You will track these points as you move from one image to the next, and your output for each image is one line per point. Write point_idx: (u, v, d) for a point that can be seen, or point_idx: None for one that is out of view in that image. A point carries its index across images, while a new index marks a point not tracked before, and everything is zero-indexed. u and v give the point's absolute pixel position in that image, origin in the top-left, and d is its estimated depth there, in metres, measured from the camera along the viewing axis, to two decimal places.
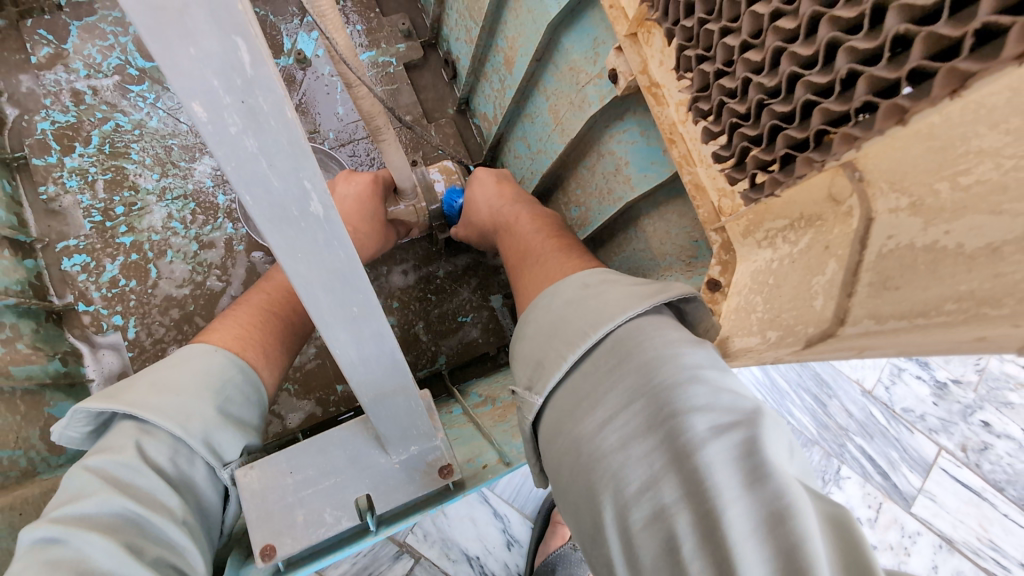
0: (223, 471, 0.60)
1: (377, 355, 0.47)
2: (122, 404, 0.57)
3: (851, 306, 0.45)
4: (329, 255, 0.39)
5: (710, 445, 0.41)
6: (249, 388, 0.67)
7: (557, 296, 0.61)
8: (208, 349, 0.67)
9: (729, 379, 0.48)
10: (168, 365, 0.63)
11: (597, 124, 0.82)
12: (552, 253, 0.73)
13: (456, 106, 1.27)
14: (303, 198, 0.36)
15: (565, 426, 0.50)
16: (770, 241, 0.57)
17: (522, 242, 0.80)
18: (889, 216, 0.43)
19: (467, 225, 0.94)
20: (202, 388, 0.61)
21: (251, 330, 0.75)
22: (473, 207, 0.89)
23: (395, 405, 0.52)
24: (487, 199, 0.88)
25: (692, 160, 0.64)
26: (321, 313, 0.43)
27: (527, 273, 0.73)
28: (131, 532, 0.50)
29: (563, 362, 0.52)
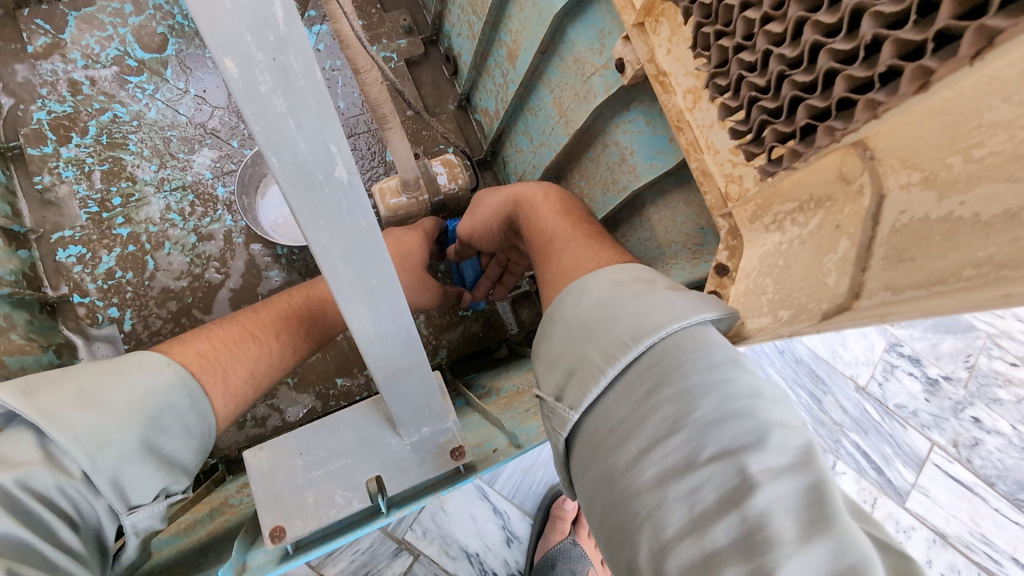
0: (126, 517, 0.54)
1: (394, 330, 0.47)
2: (35, 411, 0.50)
3: (865, 280, 0.45)
4: (350, 222, 0.39)
5: (766, 491, 0.39)
6: (188, 415, 0.62)
7: (587, 292, 0.59)
8: (159, 362, 0.62)
9: (780, 408, 0.45)
10: (112, 374, 0.57)
11: (602, 115, 0.83)
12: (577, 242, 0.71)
13: (457, 101, 1.27)
14: (328, 162, 0.36)
15: (600, 452, 0.49)
16: (779, 225, 0.58)
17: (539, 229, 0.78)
18: (901, 191, 0.44)
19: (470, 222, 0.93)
20: (136, 413, 0.56)
21: (217, 349, 0.71)
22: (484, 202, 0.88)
23: (409, 383, 0.52)
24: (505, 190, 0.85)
25: (699, 146, 0.65)
26: (340, 285, 0.42)
27: (551, 259, 0.72)
28: (12, 560, 0.44)
29: (599, 379, 0.51)
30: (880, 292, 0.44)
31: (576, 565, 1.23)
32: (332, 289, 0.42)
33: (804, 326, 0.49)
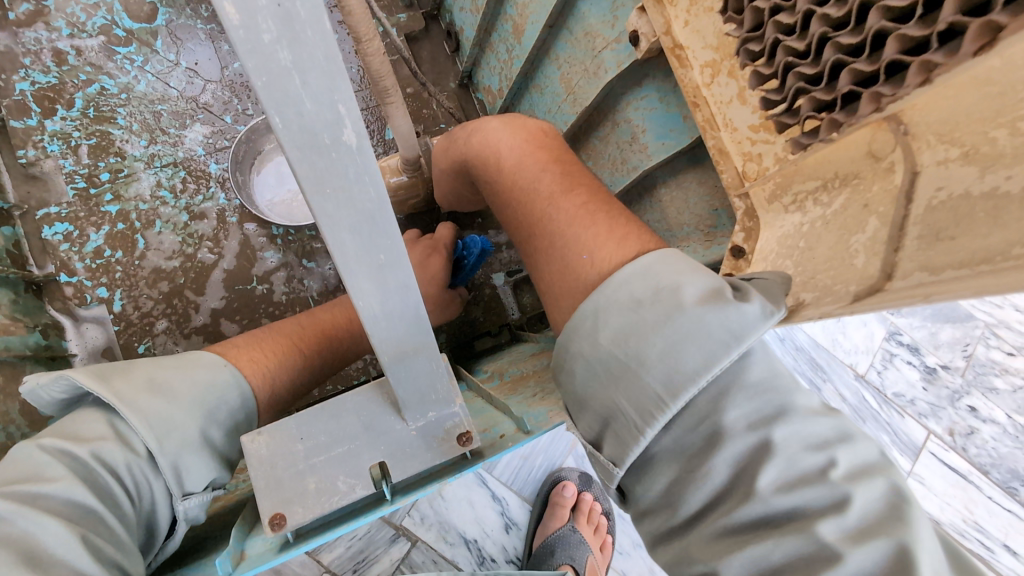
0: (180, 503, 0.52)
1: (402, 309, 0.45)
2: (111, 394, 0.52)
3: (898, 260, 0.43)
4: (359, 191, 0.37)
5: (846, 561, 0.38)
6: (240, 414, 0.63)
7: (609, 295, 0.53)
8: (216, 363, 0.64)
9: (852, 457, 0.44)
10: (178, 371, 0.59)
11: (613, 92, 0.80)
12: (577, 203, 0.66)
13: (458, 79, 1.24)
14: (336, 124, 0.33)
15: (662, 511, 0.48)
16: (800, 205, 0.56)
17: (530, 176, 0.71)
18: (938, 167, 0.42)
19: (448, 165, 0.86)
20: (198, 406, 0.57)
21: (269, 356, 0.73)
22: (471, 138, 0.79)
23: (416, 365, 0.49)
24: (498, 129, 0.77)
25: (716, 124, 0.62)
26: (346, 261, 0.40)
27: (552, 257, 0.64)
28: (89, 526, 0.45)
29: (641, 436, 0.48)
30: (915, 273, 0.41)
31: (575, 552, 1.16)
32: (338, 264, 0.40)
33: (829, 309, 0.47)
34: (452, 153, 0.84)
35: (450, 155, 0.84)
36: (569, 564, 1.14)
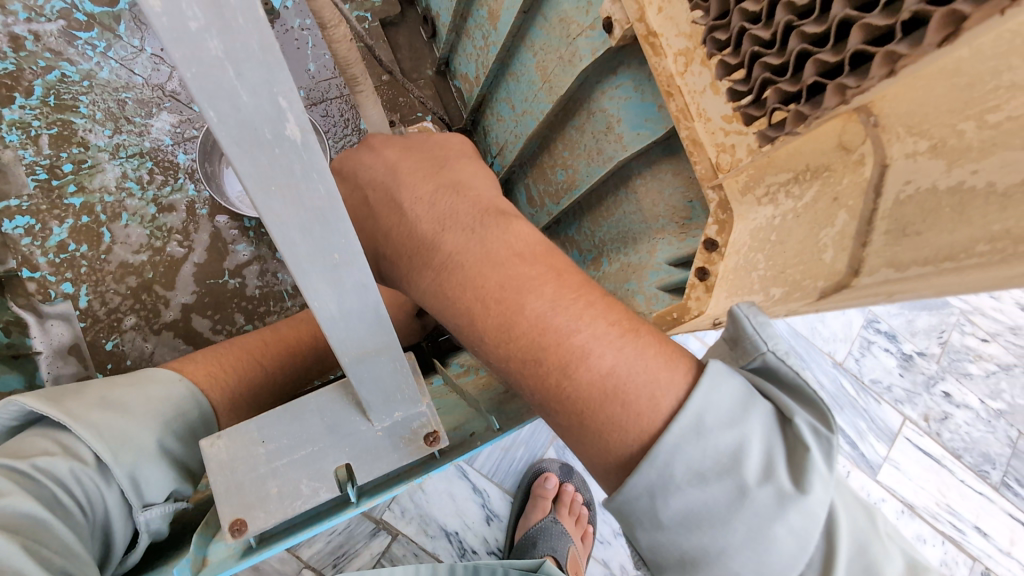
0: (141, 513, 0.52)
1: (361, 309, 0.43)
2: (60, 412, 0.51)
3: (866, 256, 0.43)
4: (307, 187, 0.35)
5: None
6: (196, 424, 0.62)
7: (679, 461, 0.43)
8: (170, 377, 0.64)
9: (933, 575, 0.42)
10: (130, 388, 0.58)
11: (588, 80, 0.78)
12: (583, 307, 0.49)
13: (435, 66, 1.21)
14: (277, 118, 0.31)
15: None
16: (772, 197, 0.55)
17: (509, 268, 0.52)
18: (907, 160, 0.41)
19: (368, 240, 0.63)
20: (157, 421, 0.57)
21: (224, 381, 0.70)
22: (415, 222, 0.58)
23: (379, 365, 0.48)
24: (449, 201, 0.59)
25: (690, 114, 0.61)
26: (298, 261, 0.38)
27: (574, 393, 0.47)
28: (33, 537, 0.43)
29: None
30: (883, 269, 0.41)
31: (557, 543, 1.16)
32: (288, 265, 0.38)
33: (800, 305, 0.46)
34: (368, 225, 0.62)
35: (370, 228, 0.62)
36: (551, 555, 1.14)
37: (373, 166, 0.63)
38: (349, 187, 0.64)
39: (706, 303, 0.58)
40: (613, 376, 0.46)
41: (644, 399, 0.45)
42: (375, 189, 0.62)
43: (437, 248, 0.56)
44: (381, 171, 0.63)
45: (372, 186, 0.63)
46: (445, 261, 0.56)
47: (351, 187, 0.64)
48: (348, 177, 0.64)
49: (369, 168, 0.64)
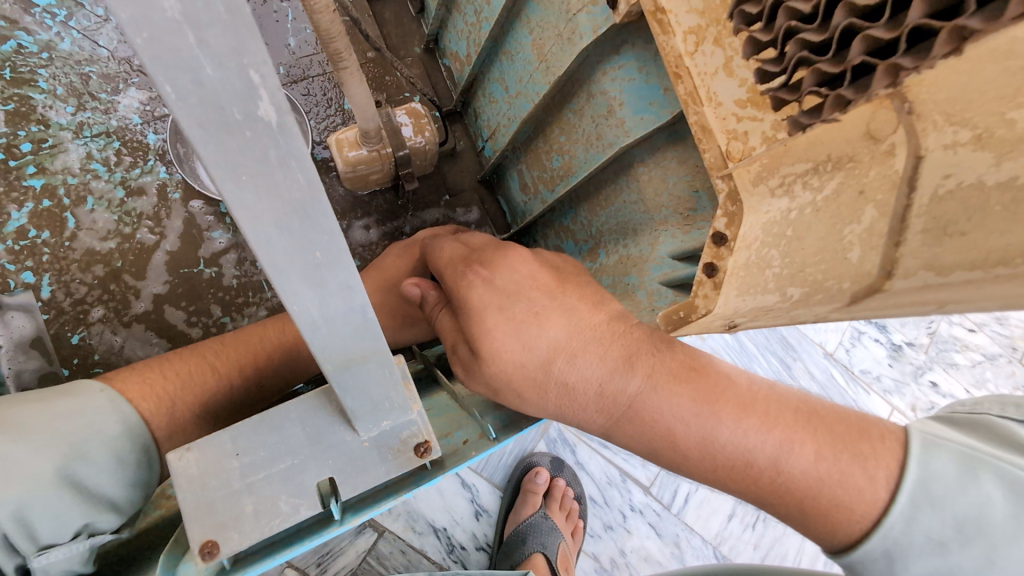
0: (37, 557, 0.47)
1: (345, 313, 0.39)
2: None
3: (899, 256, 0.41)
4: (284, 177, 0.30)
5: None
6: (122, 445, 0.55)
7: (892, 528, 0.45)
8: (93, 387, 0.57)
9: None
10: (42, 403, 0.52)
11: (588, 60, 0.73)
12: (787, 419, 0.48)
13: (424, 43, 1.15)
14: (248, 95, 0.27)
15: None
16: (787, 189, 0.49)
17: (704, 401, 0.48)
18: (944, 151, 0.38)
19: (513, 372, 0.51)
20: (70, 444, 0.51)
21: (151, 387, 0.61)
22: (559, 364, 0.51)
23: (365, 372, 0.44)
24: (571, 318, 0.52)
25: (700, 98, 0.57)
26: (273, 260, 0.34)
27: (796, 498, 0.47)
28: None
29: None
30: (919, 271, 0.39)
31: (547, 540, 1.13)
32: (262, 265, 0.33)
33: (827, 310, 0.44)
34: (520, 359, 0.51)
35: (521, 360, 0.51)
36: (541, 552, 1.12)
37: (513, 285, 0.53)
38: (482, 310, 0.51)
39: (714, 303, 0.48)
40: (822, 464, 0.46)
41: (859, 488, 0.46)
42: (523, 313, 0.51)
43: (616, 387, 0.50)
44: (522, 291, 0.53)
45: (515, 311, 0.51)
46: (628, 400, 0.50)
47: (476, 308, 0.52)
48: (475, 289, 0.53)
49: (496, 278, 0.53)
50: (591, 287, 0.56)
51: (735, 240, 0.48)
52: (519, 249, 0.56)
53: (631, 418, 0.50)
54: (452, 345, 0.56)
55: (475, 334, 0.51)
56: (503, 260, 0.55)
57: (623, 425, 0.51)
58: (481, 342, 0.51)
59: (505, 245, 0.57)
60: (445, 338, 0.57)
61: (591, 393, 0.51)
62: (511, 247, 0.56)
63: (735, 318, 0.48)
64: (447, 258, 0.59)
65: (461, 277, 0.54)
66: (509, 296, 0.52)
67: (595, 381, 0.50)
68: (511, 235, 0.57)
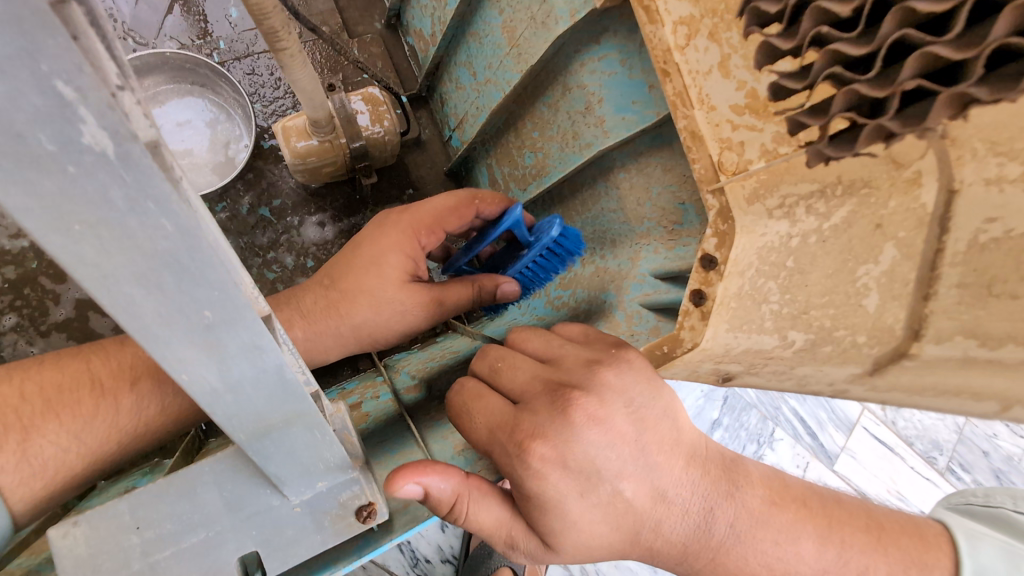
0: None
1: (255, 377, 0.31)
2: None
3: (928, 315, 0.36)
4: (139, 224, 0.22)
5: None
6: None
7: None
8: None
9: None
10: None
11: (563, 49, 0.65)
12: (858, 543, 0.44)
13: (384, 19, 1.04)
14: (64, 113, 0.18)
15: None
16: (787, 210, 0.43)
17: (782, 541, 0.43)
18: (982, 187, 0.33)
19: (594, 545, 0.45)
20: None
21: (1, 407, 0.51)
22: (634, 521, 0.44)
23: (290, 436, 0.36)
24: (656, 470, 0.43)
25: (690, 100, 0.49)
26: (141, 325, 0.25)
27: None
28: None
29: None
30: (955, 338, 0.35)
31: None
32: (126, 331, 0.25)
33: (845, 377, 0.39)
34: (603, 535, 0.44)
35: (606, 537, 0.44)
36: (508, 566, 1.07)
37: (597, 468, 0.42)
38: (559, 503, 0.42)
39: (703, 335, 0.41)
40: None
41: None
42: (609, 496, 0.42)
43: (694, 537, 0.44)
44: (607, 469, 0.42)
45: (600, 496, 0.42)
46: (714, 552, 0.44)
47: (554, 509, 0.42)
48: (547, 480, 0.42)
49: (577, 461, 0.42)
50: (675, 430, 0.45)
51: (726, 263, 0.42)
52: (587, 404, 0.43)
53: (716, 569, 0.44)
54: (510, 541, 0.46)
55: (547, 514, 0.43)
56: (574, 431, 0.42)
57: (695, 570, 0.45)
58: (554, 528, 0.43)
59: (563, 398, 0.44)
60: (478, 439, 0.46)
61: (673, 547, 0.45)
62: (577, 405, 0.43)
63: (728, 366, 0.43)
64: (484, 420, 0.46)
65: (525, 468, 0.42)
66: (591, 480, 0.42)
67: (681, 538, 0.44)
68: (576, 400, 0.43)
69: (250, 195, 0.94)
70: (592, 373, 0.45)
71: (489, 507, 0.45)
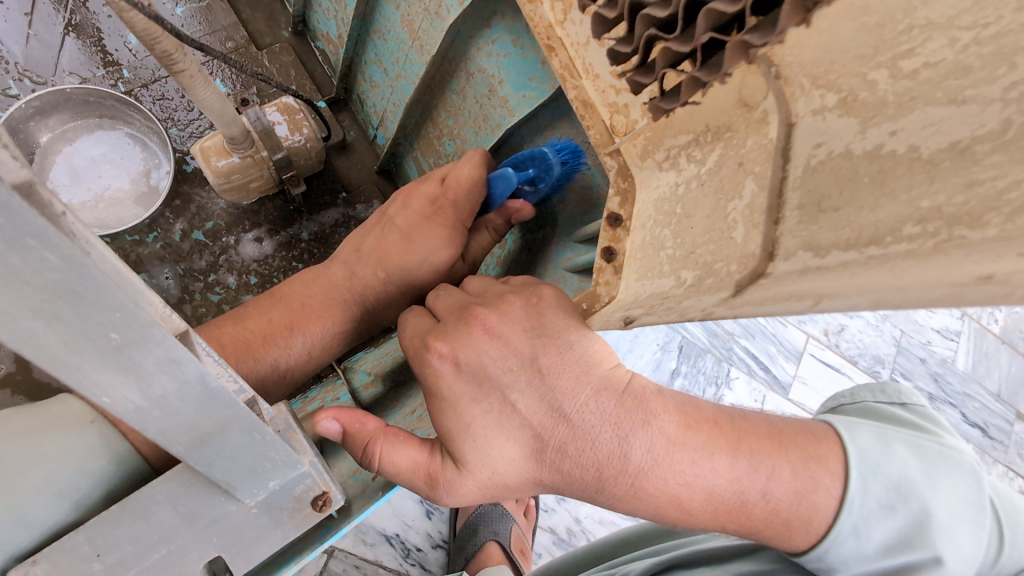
0: None
1: (178, 390, 0.33)
2: None
3: (779, 236, 0.36)
4: (21, 259, 0.24)
5: (921, 502, 0.48)
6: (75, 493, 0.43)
7: (852, 514, 0.47)
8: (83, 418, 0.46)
9: (888, 443, 0.51)
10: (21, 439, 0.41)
11: (459, 37, 0.67)
12: (763, 448, 0.46)
13: (291, 26, 1.04)
14: None
15: (905, 508, 0.47)
16: (673, 161, 0.47)
17: (697, 458, 0.44)
18: (813, 118, 0.35)
19: (507, 470, 0.47)
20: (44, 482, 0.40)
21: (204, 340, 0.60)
22: (545, 454, 0.46)
23: (230, 442, 0.38)
24: (564, 391, 0.45)
25: (576, 71, 0.52)
26: (48, 355, 0.27)
27: (769, 515, 0.46)
28: None
29: (888, 498, 0.47)
30: (798, 252, 0.35)
31: (499, 526, 1.08)
32: (35, 363, 0.27)
33: None
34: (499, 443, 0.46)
35: (506, 449, 0.46)
36: (494, 539, 1.06)
37: (487, 374, 0.47)
38: (455, 404, 0.47)
39: (617, 287, 0.48)
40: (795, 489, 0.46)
41: (822, 492, 0.47)
42: (501, 405, 0.46)
43: (616, 464, 0.44)
44: (501, 378, 0.46)
45: (493, 404, 0.46)
46: (632, 480, 0.45)
47: (450, 405, 0.47)
48: (444, 378, 0.48)
49: (478, 368, 0.47)
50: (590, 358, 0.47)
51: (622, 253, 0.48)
52: (488, 318, 0.49)
53: (624, 492, 0.45)
54: (428, 476, 0.48)
55: (456, 436, 0.46)
56: (471, 339, 0.48)
57: (601, 495, 0.47)
58: (460, 445, 0.46)
59: (468, 313, 0.50)
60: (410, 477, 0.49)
61: (580, 474, 0.46)
62: (478, 318, 0.49)
63: (635, 311, 0.47)
64: (414, 333, 0.52)
65: (428, 367, 0.48)
66: (484, 386, 0.47)
67: (588, 460, 0.45)
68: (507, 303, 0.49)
69: (182, 220, 0.93)
70: (501, 299, 0.51)
71: (402, 449, 0.49)
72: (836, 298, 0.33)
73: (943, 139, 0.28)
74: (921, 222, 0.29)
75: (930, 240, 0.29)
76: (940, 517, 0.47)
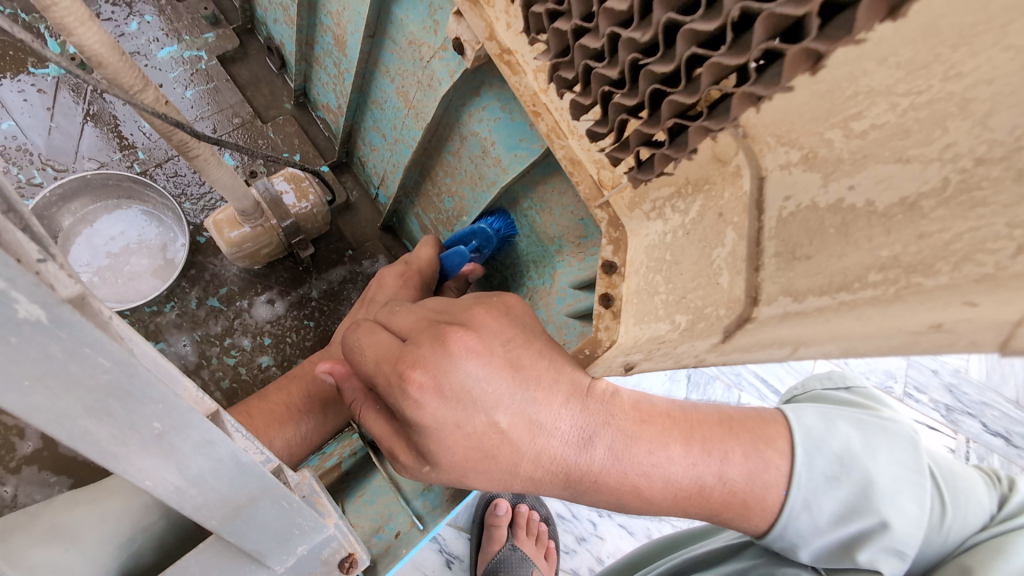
0: None
1: (212, 468, 0.35)
2: None
3: (762, 282, 0.39)
4: (79, 367, 0.27)
5: (869, 474, 0.49)
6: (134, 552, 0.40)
7: (801, 487, 0.49)
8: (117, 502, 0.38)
9: (834, 421, 0.53)
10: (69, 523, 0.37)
11: (451, 104, 0.72)
12: (716, 437, 0.50)
13: (293, 98, 1.10)
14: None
15: (851, 481, 0.49)
16: (658, 212, 0.50)
17: (653, 448, 0.47)
18: (782, 172, 0.38)
19: (472, 473, 0.48)
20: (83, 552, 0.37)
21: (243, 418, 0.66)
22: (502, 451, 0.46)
23: (262, 512, 0.40)
24: (519, 393, 0.45)
25: (562, 132, 0.56)
26: (100, 447, 0.30)
27: (726, 497, 0.49)
28: None
29: (837, 473, 0.49)
30: (780, 298, 0.37)
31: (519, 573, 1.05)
32: (89, 456, 0.30)
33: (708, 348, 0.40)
34: (481, 462, 0.46)
35: (485, 466, 0.46)
36: None
37: (474, 398, 0.44)
38: (440, 431, 0.45)
39: (616, 331, 0.51)
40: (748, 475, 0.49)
41: (773, 470, 0.49)
42: (485, 428, 0.45)
43: (570, 451, 0.46)
44: (486, 400, 0.44)
45: (479, 423, 0.45)
46: (586, 468, 0.47)
47: (433, 432, 0.45)
48: (426, 408, 0.44)
49: (463, 395, 0.44)
50: (542, 363, 0.47)
51: (618, 300, 0.51)
52: (467, 340, 0.45)
53: (575, 474, 0.47)
54: (391, 451, 0.51)
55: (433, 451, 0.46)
56: (451, 360, 0.44)
57: (559, 479, 0.48)
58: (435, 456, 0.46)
59: (442, 331, 0.46)
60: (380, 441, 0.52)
61: (537, 464, 0.46)
62: (456, 340, 0.45)
63: (633, 355, 0.47)
64: (379, 358, 0.47)
65: (406, 398, 0.45)
66: (470, 408, 0.44)
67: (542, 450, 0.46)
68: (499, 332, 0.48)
69: (197, 289, 0.97)
70: (471, 313, 0.48)
71: (374, 416, 0.52)
72: (812, 345, 0.34)
73: (895, 194, 0.31)
74: (882, 270, 0.32)
75: (892, 285, 0.31)
76: (887, 486, 0.49)
